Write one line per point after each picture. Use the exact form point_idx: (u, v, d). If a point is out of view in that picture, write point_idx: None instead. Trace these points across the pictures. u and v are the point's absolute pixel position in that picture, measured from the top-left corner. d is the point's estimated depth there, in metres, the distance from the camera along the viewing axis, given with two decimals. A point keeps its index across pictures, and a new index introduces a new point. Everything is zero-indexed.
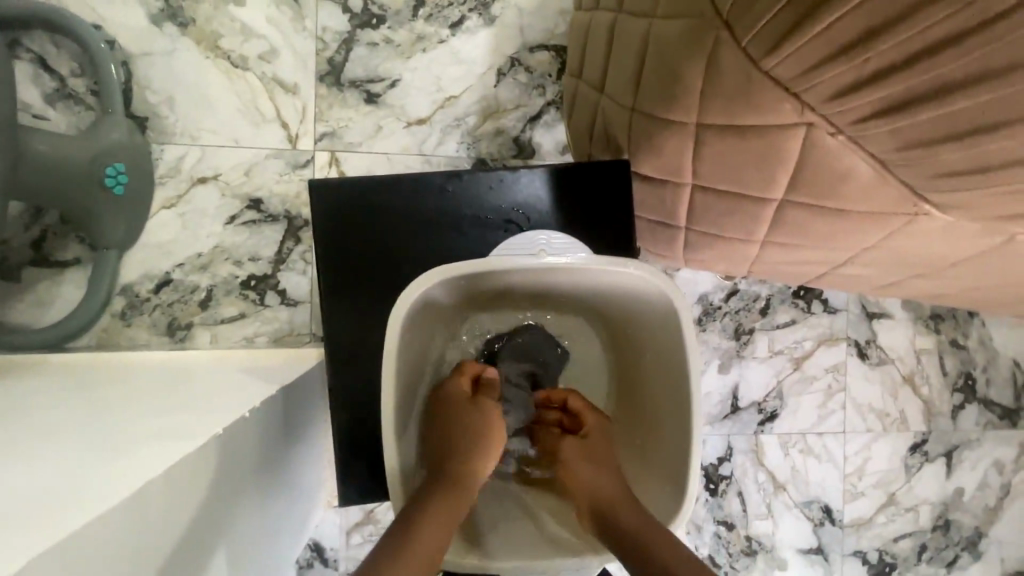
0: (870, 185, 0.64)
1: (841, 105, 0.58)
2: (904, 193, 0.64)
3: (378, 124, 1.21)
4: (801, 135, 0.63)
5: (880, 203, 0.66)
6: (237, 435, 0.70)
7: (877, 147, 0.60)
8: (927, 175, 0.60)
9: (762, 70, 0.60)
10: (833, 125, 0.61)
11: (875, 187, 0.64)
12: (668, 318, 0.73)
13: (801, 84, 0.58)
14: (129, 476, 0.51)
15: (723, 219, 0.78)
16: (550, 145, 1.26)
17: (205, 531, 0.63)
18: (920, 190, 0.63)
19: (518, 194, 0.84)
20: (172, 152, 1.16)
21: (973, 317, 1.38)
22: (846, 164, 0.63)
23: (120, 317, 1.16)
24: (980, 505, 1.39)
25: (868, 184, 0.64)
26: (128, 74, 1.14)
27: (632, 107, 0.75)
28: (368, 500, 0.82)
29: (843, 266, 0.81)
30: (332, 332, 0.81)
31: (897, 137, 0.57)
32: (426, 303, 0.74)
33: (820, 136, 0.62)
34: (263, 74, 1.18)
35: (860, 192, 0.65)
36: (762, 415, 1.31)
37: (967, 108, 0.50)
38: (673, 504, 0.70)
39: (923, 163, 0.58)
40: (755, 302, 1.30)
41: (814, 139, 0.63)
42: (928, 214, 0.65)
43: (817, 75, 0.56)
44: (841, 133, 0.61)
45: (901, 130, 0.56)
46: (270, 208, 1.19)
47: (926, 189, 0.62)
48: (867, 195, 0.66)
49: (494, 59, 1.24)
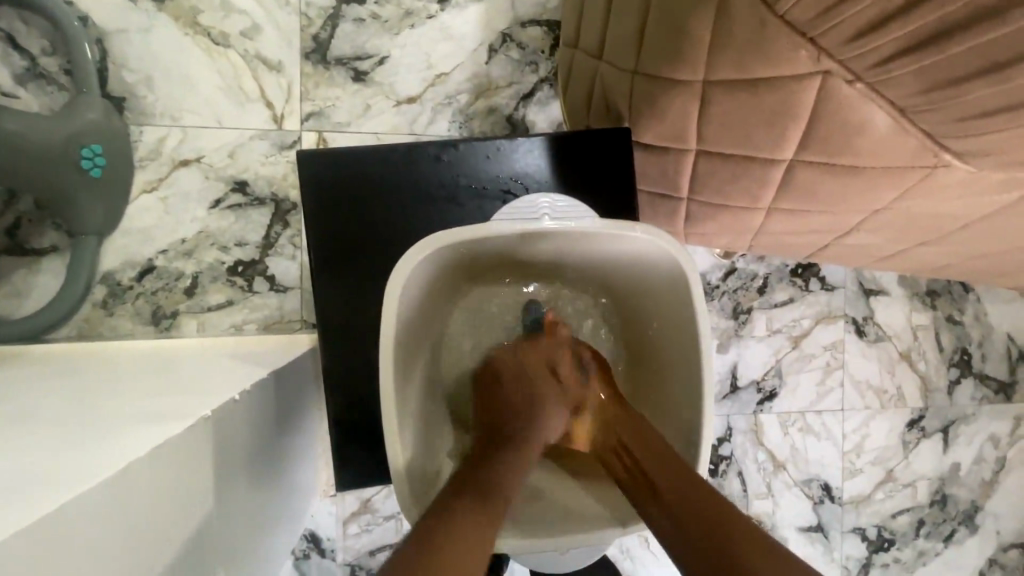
0: (885, 139, 0.62)
1: (860, 48, 0.55)
2: (923, 143, 0.62)
3: (366, 102, 1.18)
4: (817, 84, 0.61)
5: (896, 156, 0.64)
6: (225, 419, 0.67)
7: (899, 92, 0.57)
8: (950, 121, 0.56)
9: (778, 14, 0.57)
10: (850, 71, 0.58)
11: (890, 142, 0.63)
12: (677, 285, 0.71)
13: (817, 27, 0.56)
14: (105, 462, 0.47)
15: (728, 186, 0.76)
16: (544, 124, 1.24)
17: (193, 521, 0.60)
18: (939, 138, 0.60)
19: (516, 163, 0.81)
20: (152, 134, 1.11)
21: (968, 292, 1.38)
22: (862, 115, 0.61)
23: (101, 306, 1.12)
24: (976, 479, 1.40)
25: (883, 138, 0.62)
26: (103, 52, 1.09)
27: (633, 69, 0.73)
28: (367, 484, 0.80)
29: (849, 233, 0.80)
30: (325, 312, 0.78)
31: (919, 80, 0.54)
32: (424, 271, 0.71)
33: (837, 84, 0.60)
34: (245, 52, 1.14)
35: (874, 147, 0.63)
36: (761, 394, 1.31)
37: (1008, 35, 0.45)
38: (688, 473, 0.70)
39: (950, 107, 0.55)
40: (753, 281, 1.29)
41: (831, 87, 0.60)
42: (948, 165, 0.63)
43: (835, 16, 0.53)
44: (859, 80, 0.59)
45: (923, 73, 0.53)
46: (256, 191, 1.15)
47: (947, 136, 0.59)
48: (884, 148, 0.63)
49: (485, 35, 1.21)
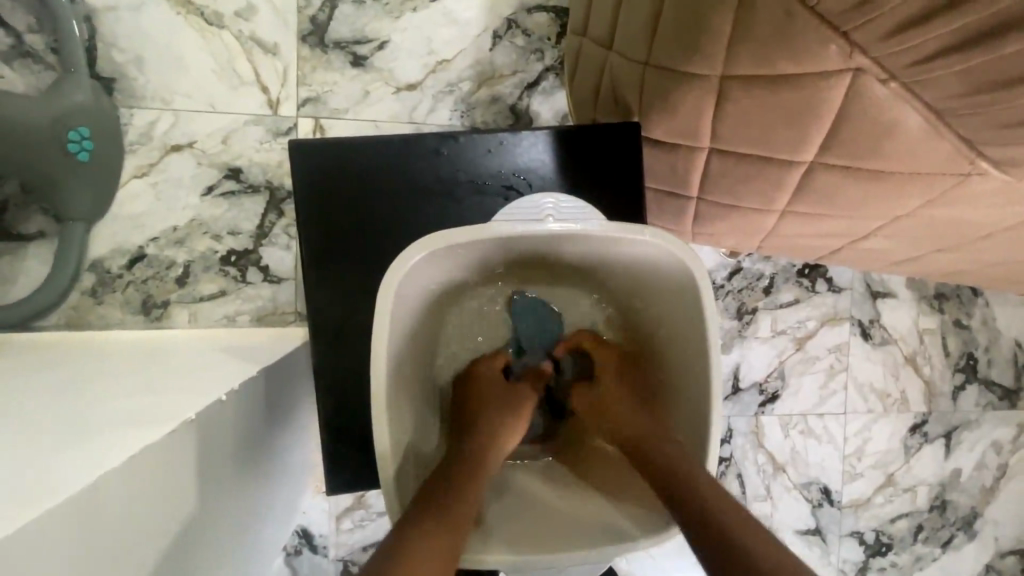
0: (917, 142, 0.59)
1: (897, 44, 0.51)
2: (959, 149, 0.58)
3: (365, 88, 1.14)
4: (847, 81, 0.57)
5: (927, 160, 0.60)
6: (212, 419, 0.64)
7: (937, 92, 0.53)
8: (989, 126, 0.53)
9: (807, 7, 0.54)
10: (884, 70, 0.55)
11: (922, 146, 0.59)
12: (685, 290, 0.69)
13: (850, 20, 0.52)
14: (73, 474, 0.44)
15: (740, 188, 0.73)
16: (548, 114, 1.20)
17: (175, 528, 0.57)
18: (977, 143, 0.57)
19: (519, 158, 0.78)
20: (142, 117, 1.08)
21: (977, 296, 1.35)
22: (894, 117, 0.58)
23: (90, 295, 1.09)
24: (976, 485, 1.39)
25: (915, 141, 0.59)
26: (91, 30, 1.05)
27: (645, 61, 0.69)
28: (360, 486, 0.78)
29: (865, 238, 0.77)
30: (318, 308, 0.75)
31: (960, 80, 0.51)
32: (420, 275, 0.68)
33: (869, 82, 0.56)
34: (240, 33, 1.09)
35: (905, 149, 0.60)
36: (763, 396, 1.28)
37: None
38: None
39: (991, 111, 0.51)
40: (758, 281, 1.26)
41: (861, 86, 0.57)
42: (982, 173, 0.60)
43: (872, 8, 0.50)
44: (893, 79, 0.55)
45: (966, 73, 0.49)
46: (250, 178, 1.12)
47: (985, 141, 0.56)
48: (914, 152, 0.60)
49: (490, 20, 1.16)
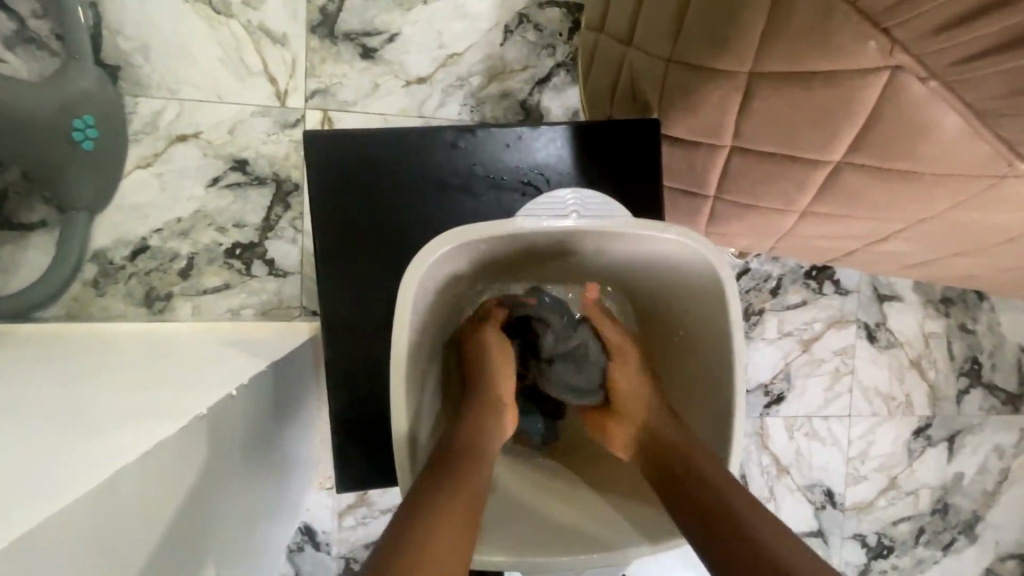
0: (950, 144, 0.58)
1: (942, 42, 0.51)
2: (995, 151, 0.57)
3: (374, 81, 1.12)
4: (884, 80, 0.57)
5: (960, 161, 0.59)
6: (221, 415, 0.63)
7: (978, 92, 0.52)
8: None
9: (851, 2, 0.53)
10: (925, 69, 0.54)
11: (955, 148, 0.58)
12: (709, 290, 0.68)
13: (895, 17, 0.52)
14: (83, 472, 0.43)
15: (760, 187, 0.73)
16: (559, 111, 1.19)
17: (184, 525, 0.56)
18: (1014, 145, 0.56)
19: (536, 154, 0.77)
20: (148, 106, 1.06)
21: (983, 301, 1.35)
22: (929, 117, 0.57)
23: (92, 286, 1.07)
24: (978, 489, 1.39)
25: (947, 143, 0.58)
26: (96, 17, 1.03)
27: (669, 57, 0.68)
28: (370, 484, 0.77)
29: (884, 240, 0.76)
30: (331, 302, 0.74)
31: (1003, 82, 0.50)
32: (441, 270, 0.67)
33: (907, 81, 0.56)
34: (248, 23, 1.08)
35: (937, 151, 0.59)
36: (769, 398, 1.28)
37: None
38: None
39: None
40: (766, 282, 1.26)
41: (899, 85, 0.56)
42: (1016, 175, 0.59)
43: (919, 5, 0.49)
44: (933, 78, 0.55)
45: (1008, 74, 0.48)
46: (257, 170, 1.10)
47: (1022, 144, 0.55)
48: (947, 154, 0.59)
49: (502, 14, 1.15)
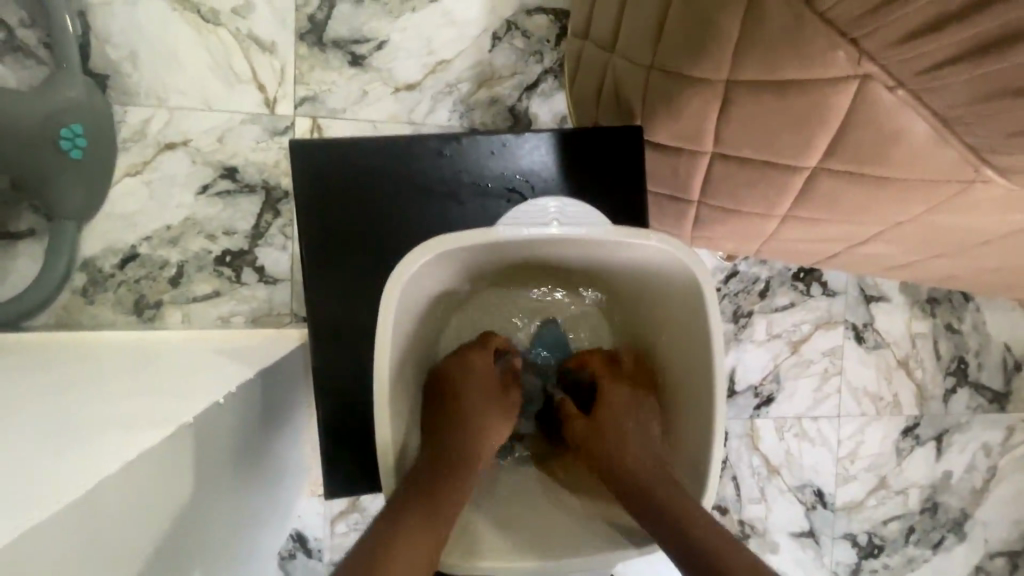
0: (923, 150, 0.59)
1: (905, 54, 0.52)
2: (965, 157, 0.58)
3: (363, 88, 1.13)
4: (854, 89, 0.58)
5: (932, 167, 0.61)
6: (209, 423, 0.63)
7: (946, 100, 0.53)
8: (996, 135, 0.53)
9: (818, 13, 0.54)
10: (892, 78, 0.55)
11: (929, 153, 0.59)
12: (689, 293, 0.69)
13: (860, 28, 0.53)
14: (71, 478, 0.43)
15: (741, 192, 0.74)
16: (547, 116, 1.20)
17: (174, 533, 0.56)
18: (983, 152, 0.57)
19: (521, 160, 0.78)
20: (136, 114, 1.06)
21: (968, 301, 1.37)
22: (900, 124, 0.58)
23: (81, 294, 1.07)
24: (966, 488, 1.40)
25: (921, 149, 0.59)
26: (85, 26, 1.03)
27: (650, 65, 0.69)
28: (359, 490, 0.77)
29: (864, 243, 0.77)
30: (319, 309, 0.75)
31: (968, 90, 0.51)
32: (425, 276, 0.68)
33: (876, 89, 0.57)
34: (237, 31, 1.08)
35: (912, 156, 0.60)
36: (759, 399, 1.29)
37: None
38: (696, 488, 0.69)
39: (997, 123, 0.51)
40: (755, 284, 1.27)
41: (868, 93, 0.57)
42: (987, 180, 0.60)
43: (880, 18, 0.50)
44: (900, 87, 0.56)
45: (973, 83, 0.50)
46: (246, 177, 1.10)
47: (990, 150, 0.56)
48: (919, 159, 0.60)
49: (489, 22, 1.16)
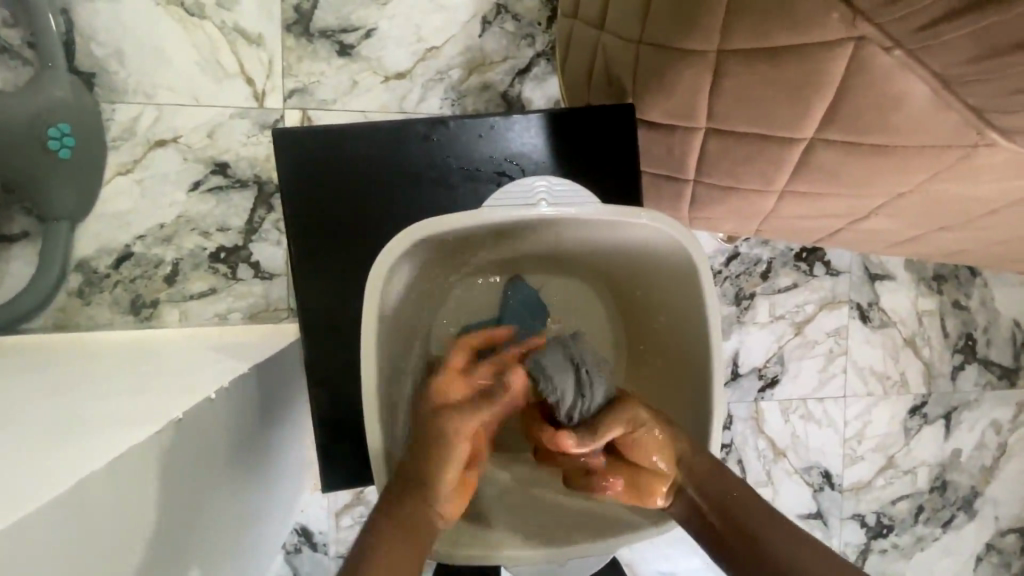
0: (924, 114, 0.57)
1: (900, 11, 0.49)
2: (967, 121, 0.56)
3: (353, 78, 1.11)
4: (850, 51, 0.55)
5: (934, 133, 0.59)
6: (200, 420, 0.62)
7: (945, 59, 0.51)
8: (998, 94, 0.51)
9: None
10: (889, 38, 0.53)
11: (930, 118, 0.57)
12: (683, 270, 0.67)
13: None
14: (53, 477, 0.42)
15: (738, 168, 0.72)
16: (540, 101, 1.18)
17: (167, 533, 0.55)
18: (987, 115, 0.55)
19: (510, 142, 0.76)
20: (124, 112, 1.05)
21: (975, 276, 1.35)
22: (901, 86, 0.56)
23: (77, 295, 1.06)
24: (976, 465, 1.39)
25: (921, 112, 0.57)
26: (68, 24, 1.02)
27: (639, 40, 0.68)
28: (359, 482, 0.76)
29: (866, 217, 0.76)
30: (312, 302, 0.74)
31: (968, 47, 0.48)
32: (411, 259, 0.67)
33: (874, 52, 0.55)
34: (222, 23, 1.06)
35: (910, 123, 0.59)
36: (763, 381, 1.28)
37: None
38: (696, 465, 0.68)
39: (1000, 81, 0.49)
40: (756, 266, 1.25)
41: (865, 56, 0.55)
42: (991, 144, 0.58)
43: None
44: (898, 47, 0.53)
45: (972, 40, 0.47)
46: (238, 172, 1.09)
47: (994, 112, 0.54)
48: (921, 124, 0.58)
49: (478, 6, 1.14)
